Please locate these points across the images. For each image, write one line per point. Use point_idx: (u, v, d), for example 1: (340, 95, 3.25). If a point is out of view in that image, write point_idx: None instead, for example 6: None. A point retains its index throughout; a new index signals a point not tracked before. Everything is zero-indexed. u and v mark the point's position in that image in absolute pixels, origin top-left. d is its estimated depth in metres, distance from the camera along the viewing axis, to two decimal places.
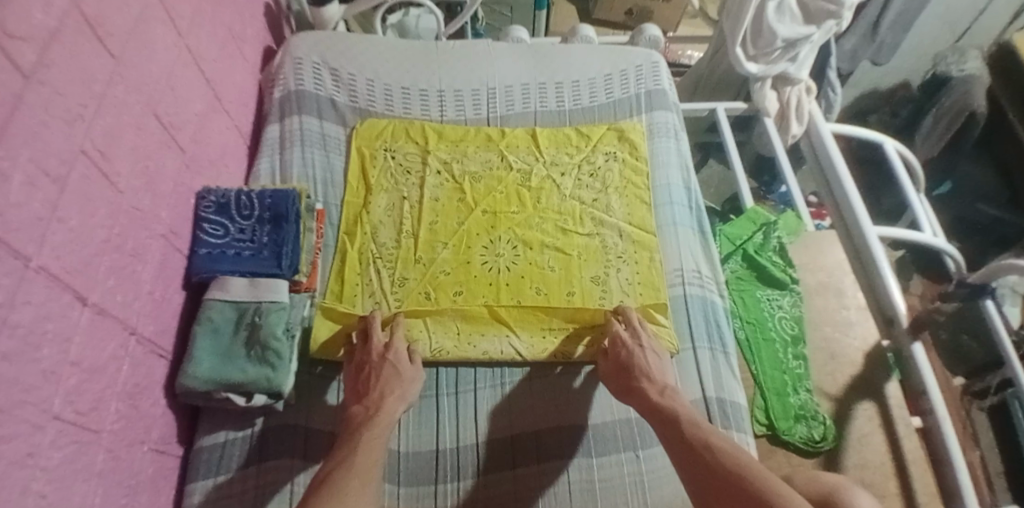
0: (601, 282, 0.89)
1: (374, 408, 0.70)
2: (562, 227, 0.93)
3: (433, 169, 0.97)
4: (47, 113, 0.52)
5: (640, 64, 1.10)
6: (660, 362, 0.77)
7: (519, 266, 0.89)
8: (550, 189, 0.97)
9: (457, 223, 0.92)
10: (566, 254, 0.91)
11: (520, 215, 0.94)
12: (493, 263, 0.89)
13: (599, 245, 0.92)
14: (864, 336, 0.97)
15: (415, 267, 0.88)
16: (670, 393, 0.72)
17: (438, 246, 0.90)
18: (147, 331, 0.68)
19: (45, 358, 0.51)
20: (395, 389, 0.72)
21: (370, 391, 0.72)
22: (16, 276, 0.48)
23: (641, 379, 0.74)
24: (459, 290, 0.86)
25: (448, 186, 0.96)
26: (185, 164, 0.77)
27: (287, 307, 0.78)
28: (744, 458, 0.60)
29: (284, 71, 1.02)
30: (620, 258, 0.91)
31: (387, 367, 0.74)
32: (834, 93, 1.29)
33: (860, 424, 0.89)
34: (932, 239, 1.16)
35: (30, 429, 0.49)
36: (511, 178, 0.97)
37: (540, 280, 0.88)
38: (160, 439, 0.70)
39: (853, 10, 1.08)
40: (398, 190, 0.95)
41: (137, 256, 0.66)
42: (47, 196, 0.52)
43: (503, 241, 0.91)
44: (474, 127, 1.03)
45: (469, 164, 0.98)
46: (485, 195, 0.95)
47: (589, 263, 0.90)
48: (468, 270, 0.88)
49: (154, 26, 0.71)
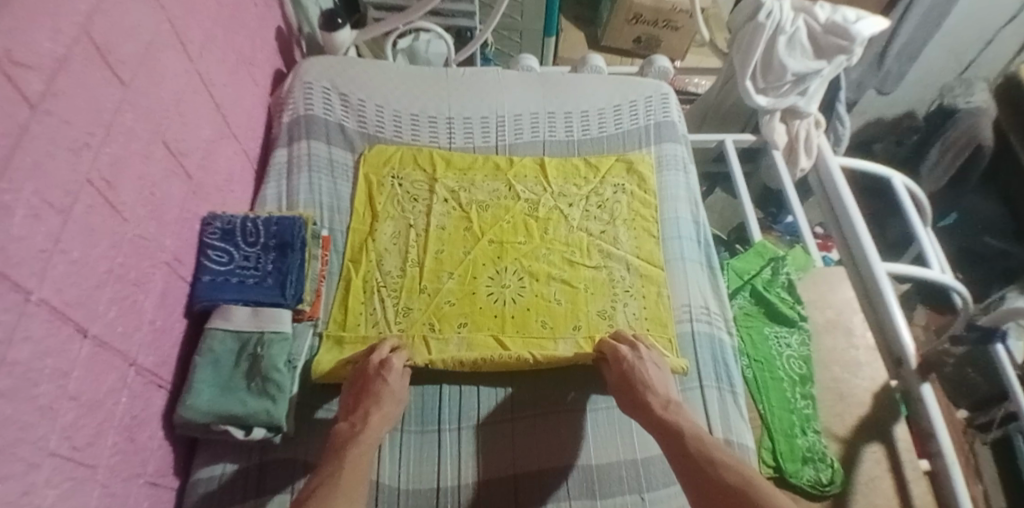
0: (608, 316, 0.88)
1: (360, 425, 0.70)
2: (569, 259, 0.92)
3: (440, 197, 0.96)
4: (52, 143, 0.52)
5: (649, 95, 1.10)
6: (660, 372, 0.78)
7: (526, 298, 0.88)
8: (557, 220, 0.96)
9: (463, 254, 0.91)
10: (573, 287, 0.90)
11: (526, 247, 0.93)
12: (498, 294, 0.88)
13: (606, 279, 0.91)
14: (873, 378, 0.96)
15: (419, 297, 0.87)
16: (673, 407, 0.73)
17: (443, 276, 0.89)
18: (147, 362, 0.67)
19: (42, 393, 0.50)
20: (385, 410, 0.72)
21: (357, 407, 0.72)
22: (16, 311, 0.47)
23: (646, 393, 0.74)
24: (464, 321, 0.85)
25: (455, 214, 0.95)
26: (191, 190, 0.77)
27: (290, 339, 0.77)
28: (747, 473, 0.63)
29: (294, 96, 1.02)
30: (627, 292, 0.90)
31: (384, 390, 0.73)
32: (844, 127, 1.29)
33: (868, 468, 0.88)
34: (940, 275, 1.14)
35: (25, 469, 0.48)
36: (519, 207, 0.97)
37: (546, 313, 0.87)
38: (157, 472, 0.68)
39: (864, 46, 1.08)
40: (403, 217, 0.94)
41: (140, 285, 0.65)
42: (50, 228, 0.51)
43: (509, 272, 0.90)
44: (483, 155, 1.02)
45: (477, 193, 0.98)
46: (492, 224, 0.95)
47: (596, 297, 0.89)
48: (473, 302, 0.87)
49: (164, 51, 0.71)
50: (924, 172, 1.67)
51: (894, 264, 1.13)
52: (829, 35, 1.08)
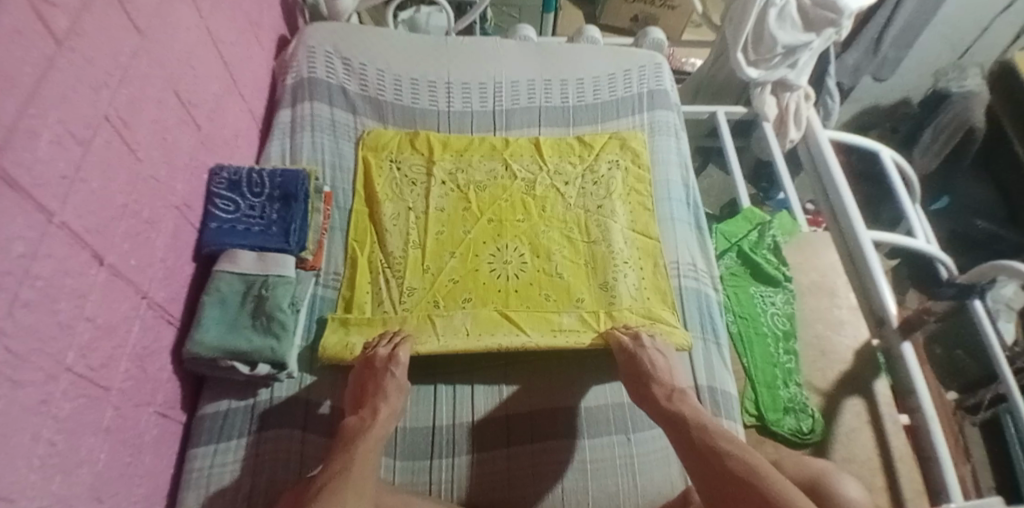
0: (610, 289, 0.89)
1: (370, 419, 0.71)
2: (569, 236, 0.94)
3: (438, 180, 0.97)
4: (76, 78, 0.55)
5: (643, 65, 1.14)
6: (665, 359, 0.78)
7: (528, 273, 0.89)
8: (554, 198, 0.97)
9: (464, 233, 0.93)
10: (575, 263, 0.91)
11: (525, 224, 0.94)
12: (501, 270, 0.89)
13: (605, 252, 0.92)
14: (856, 336, 1.00)
15: (422, 276, 0.88)
16: (677, 396, 0.74)
17: (445, 256, 0.90)
18: (158, 297, 0.71)
19: (61, 310, 0.53)
20: (392, 405, 0.73)
21: (365, 402, 0.73)
22: (39, 230, 0.50)
23: (650, 384, 0.75)
24: (468, 296, 0.86)
25: (454, 195, 0.97)
26: (200, 140, 0.80)
27: (293, 283, 0.81)
28: (751, 461, 0.63)
29: (298, 60, 1.05)
30: (626, 264, 0.91)
31: (390, 381, 0.74)
32: (833, 102, 1.34)
33: (848, 419, 0.91)
34: (928, 247, 1.16)
35: (45, 379, 0.51)
36: (516, 186, 0.98)
37: (549, 287, 0.88)
38: (165, 404, 0.72)
39: (851, 19, 1.11)
40: (403, 200, 0.95)
41: (152, 224, 0.69)
42: (72, 157, 0.54)
43: (510, 248, 0.91)
44: (479, 137, 1.04)
45: (474, 174, 0.99)
46: (491, 203, 0.96)
47: (597, 270, 0.90)
48: (476, 277, 0.88)
49: (177, 6, 0.74)
50: (917, 153, 1.71)
51: (882, 233, 1.15)
52: (818, 9, 1.11)
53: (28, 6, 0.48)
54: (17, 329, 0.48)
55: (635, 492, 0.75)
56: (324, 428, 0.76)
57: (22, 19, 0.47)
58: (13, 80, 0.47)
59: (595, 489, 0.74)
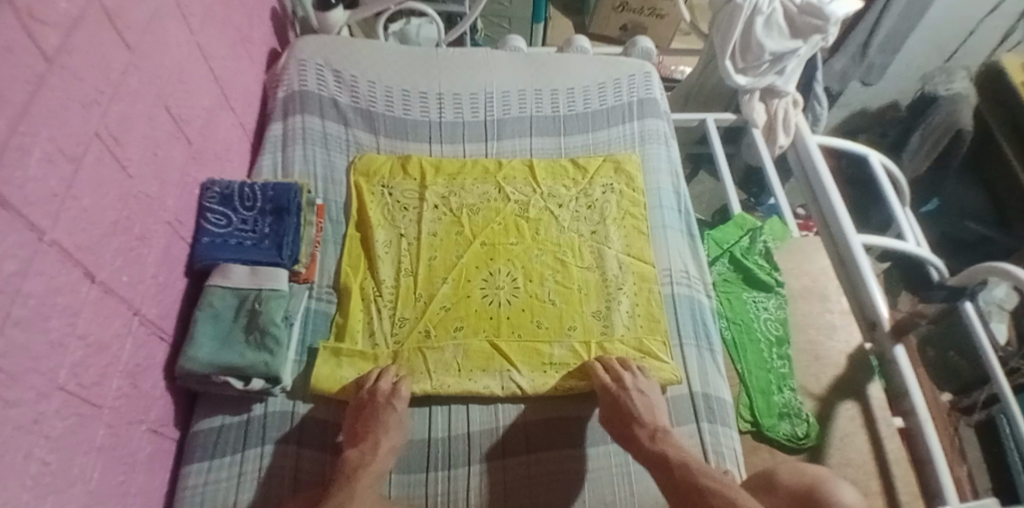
0: (603, 318, 0.88)
1: (371, 454, 0.71)
2: (562, 260, 0.93)
3: (430, 204, 0.96)
4: (66, 96, 0.55)
5: (633, 74, 1.15)
6: (646, 398, 0.77)
7: (520, 299, 0.88)
8: (548, 221, 0.97)
9: (456, 258, 0.92)
10: (567, 288, 0.90)
11: (518, 248, 0.93)
12: (493, 296, 0.88)
13: (599, 279, 0.91)
14: (848, 340, 1.00)
15: (415, 305, 0.87)
16: (660, 436, 0.74)
17: (438, 282, 0.89)
18: (150, 313, 0.70)
19: (53, 328, 0.53)
20: (391, 439, 0.74)
21: (365, 435, 0.73)
22: (30, 247, 0.50)
23: (632, 425, 0.75)
24: (460, 325, 0.85)
25: (446, 220, 0.95)
26: (191, 155, 0.80)
27: (286, 296, 0.80)
28: (732, 497, 0.64)
29: (289, 73, 1.05)
30: (620, 290, 0.90)
31: (392, 416, 0.74)
32: (821, 107, 1.36)
33: (843, 424, 0.92)
34: (916, 249, 1.16)
35: (37, 397, 0.51)
36: (509, 209, 0.97)
37: (542, 314, 0.87)
38: (158, 421, 0.72)
39: (838, 26, 1.12)
40: (395, 226, 0.94)
41: (144, 240, 0.69)
42: (63, 174, 0.54)
43: (503, 273, 0.91)
44: (471, 160, 1.03)
45: (467, 197, 0.98)
46: (483, 227, 0.95)
47: (590, 298, 0.89)
48: (468, 305, 0.87)
49: (167, 21, 0.74)
50: (907, 159, 1.73)
51: (872, 237, 1.15)
52: (805, 16, 1.12)
53: (18, 24, 0.48)
54: (9, 347, 0.48)
55: (632, 500, 0.74)
56: (318, 442, 0.76)
57: (12, 37, 0.47)
58: (3, 99, 0.47)
59: (592, 498, 0.74)
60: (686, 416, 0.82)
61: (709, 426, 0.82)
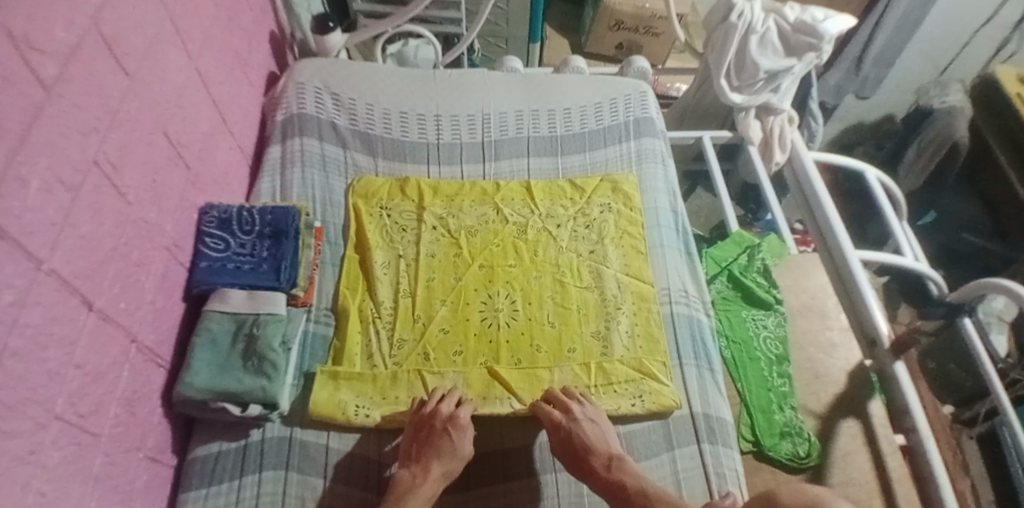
0: (602, 338, 0.88)
1: (421, 476, 0.71)
2: (560, 281, 0.93)
3: (428, 225, 0.97)
4: (65, 125, 0.55)
5: (629, 93, 1.16)
6: (599, 428, 0.76)
7: (519, 321, 0.88)
8: (546, 242, 0.97)
9: (454, 280, 0.92)
10: (566, 309, 0.90)
11: (517, 269, 0.93)
12: (492, 318, 0.88)
13: (598, 299, 0.91)
14: (848, 357, 1.00)
15: (413, 327, 0.87)
16: (616, 464, 0.73)
17: (436, 304, 0.89)
18: (148, 340, 0.70)
19: (50, 358, 0.53)
20: (448, 465, 0.72)
21: (421, 456, 0.73)
22: (28, 277, 0.50)
23: (587, 457, 0.73)
24: (459, 349, 0.85)
25: (444, 241, 0.96)
26: (190, 180, 0.81)
27: (284, 321, 0.81)
28: None
29: (287, 96, 1.06)
30: (619, 310, 0.90)
31: (449, 444, 0.73)
32: (817, 124, 1.37)
33: (844, 442, 0.91)
34: (914, 264, 1.16)
35: (34, 428, 0.50)
36: (508, 230, 0.97)
37: (540, 336, 0.87)
38: (155, 448, 0.71)
39: (831, 43, 1.14)
40: (393, 248, 0.94)
41: (142, 266, 0.69)
42: (60, 203, 0.54)
43: (502, 295, 0.91)
44: (470, 181, 1.04)
45: (465, 219, 0.98)
46: (482, 249, 0.95)
47: (590, 318, 0.89)
48: (467, 327, 0.87)
49: (166, 48, 0.75)
50: (902, 173, 1.71)
51: (868, 253, 1.15)
52: (798, 34, 1.14)
53: (15, 54, 0.48)
54: (7, 379, 0.47)
55: None
56: (316, 468, 0.75)
57: (9, 67, 0.48)
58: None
59: None
60: (686, 438, 0.82)
61: (710, 448, 0.81)
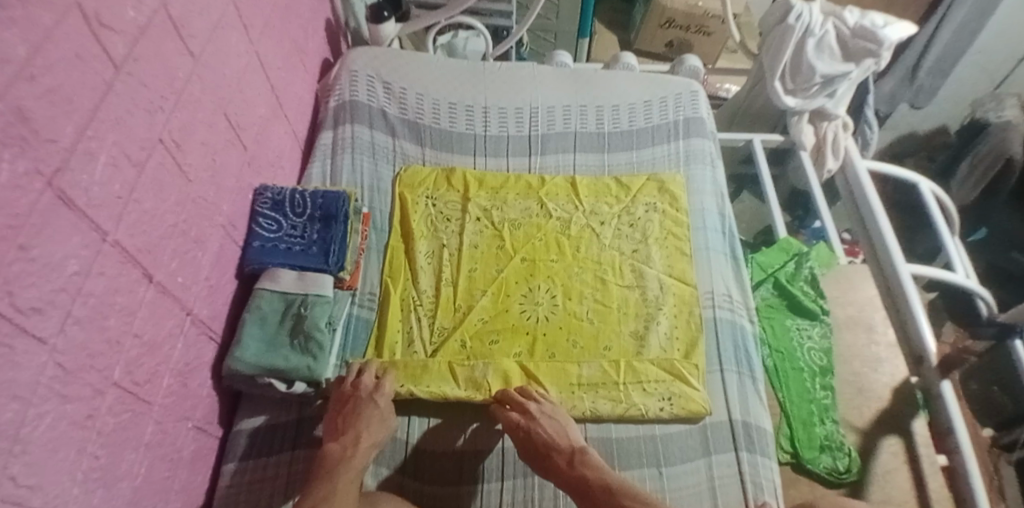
0: (640, 337, 0.87)
1: (352, 447, 0.70)
2: (602, 278, 0.92)
3: (472, 217, 0.97)
4: (132, 102, 0.58)
5: (680, 92, 1.14)
6: (557, 423, 0.76)
7: (558, 316, 0.88)
8: (589, 238, 0.96)
9: (496, 272, 0.92)
10: (606, 307, 0.89)
11: (558, 265, 0.93)
12: (531, 312, 0.88)
13: (639, 299, 0.90)
14: (894, 373, 0.96)
15: (453, 315, 0.88)
16: (578, 459, 0.72)
17: (477, 294, 0.89)
18: (202, 314, 0.73)
19: (111, 327, 0.55)
20: (373, 434, 0.73)
21: (347, 429, 0.72)
22: (93, 248, 0.52)
23: (550, 454, 0.72)
24: (495, 339, 0.86)
25: (488, 233, 0.96)
26: (247, 162, 0.83)
27: (330, 302, 0.83)
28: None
29: (341, 83, 1.08)
30: (660, 311, 0.89)
31: (371, 412, 0.74)
32: (871, 131, 1.32)
33: (885, 460, 0.88)
34: (965, 280, 1.11)
35: (93, 394, 0.53)
36: (551, 225, 0.97)
37: (577, 333, 0.87)
38: (203, 419, 0.74)
39: (891, 50, 1.10)
40: (437, 237, 0.95)
41: (198, 243, 0.71)
42: (126, 178, 0.57)
43: (542, 290, 0.90)
44: (515, 175, 1.04)
45: (509, 212, 0.98)
46: (524, 242, 0.95)
47: (630, 317, 0.89)
48: (506, 319, 0.87)
49: (229, 32, 0.77)
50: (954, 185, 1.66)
51: (921, 267, 1.10)
52: (858, 39, 1.10)
53: (87, 33, 0.51)
54: (68, 345, 0.50)
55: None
56: None
57: (79, 42, 0.50)
58: (72, 103, 0.49)
59: None
60: (723, 444, 0.80)
61: (748, 456, 0.80)
